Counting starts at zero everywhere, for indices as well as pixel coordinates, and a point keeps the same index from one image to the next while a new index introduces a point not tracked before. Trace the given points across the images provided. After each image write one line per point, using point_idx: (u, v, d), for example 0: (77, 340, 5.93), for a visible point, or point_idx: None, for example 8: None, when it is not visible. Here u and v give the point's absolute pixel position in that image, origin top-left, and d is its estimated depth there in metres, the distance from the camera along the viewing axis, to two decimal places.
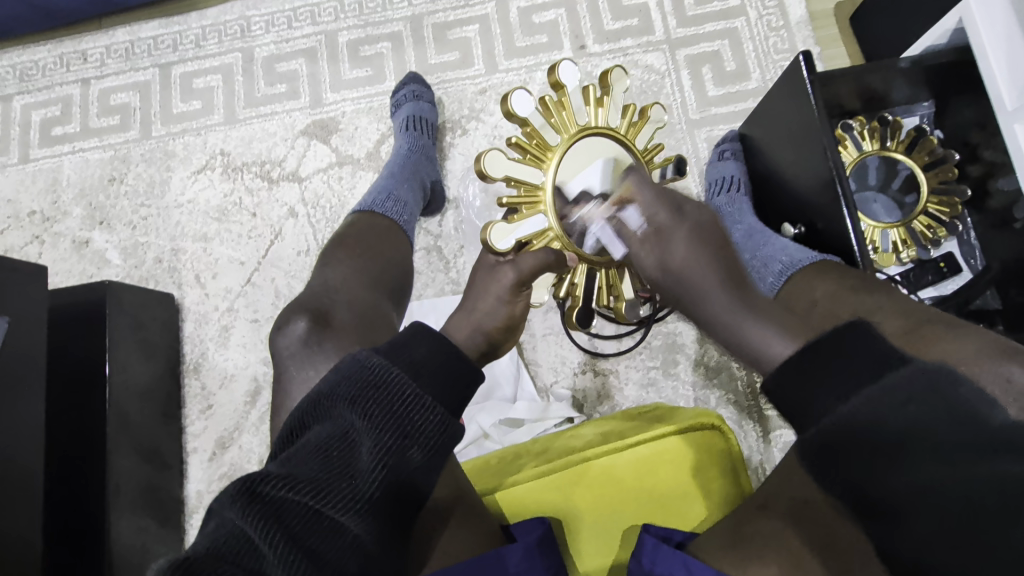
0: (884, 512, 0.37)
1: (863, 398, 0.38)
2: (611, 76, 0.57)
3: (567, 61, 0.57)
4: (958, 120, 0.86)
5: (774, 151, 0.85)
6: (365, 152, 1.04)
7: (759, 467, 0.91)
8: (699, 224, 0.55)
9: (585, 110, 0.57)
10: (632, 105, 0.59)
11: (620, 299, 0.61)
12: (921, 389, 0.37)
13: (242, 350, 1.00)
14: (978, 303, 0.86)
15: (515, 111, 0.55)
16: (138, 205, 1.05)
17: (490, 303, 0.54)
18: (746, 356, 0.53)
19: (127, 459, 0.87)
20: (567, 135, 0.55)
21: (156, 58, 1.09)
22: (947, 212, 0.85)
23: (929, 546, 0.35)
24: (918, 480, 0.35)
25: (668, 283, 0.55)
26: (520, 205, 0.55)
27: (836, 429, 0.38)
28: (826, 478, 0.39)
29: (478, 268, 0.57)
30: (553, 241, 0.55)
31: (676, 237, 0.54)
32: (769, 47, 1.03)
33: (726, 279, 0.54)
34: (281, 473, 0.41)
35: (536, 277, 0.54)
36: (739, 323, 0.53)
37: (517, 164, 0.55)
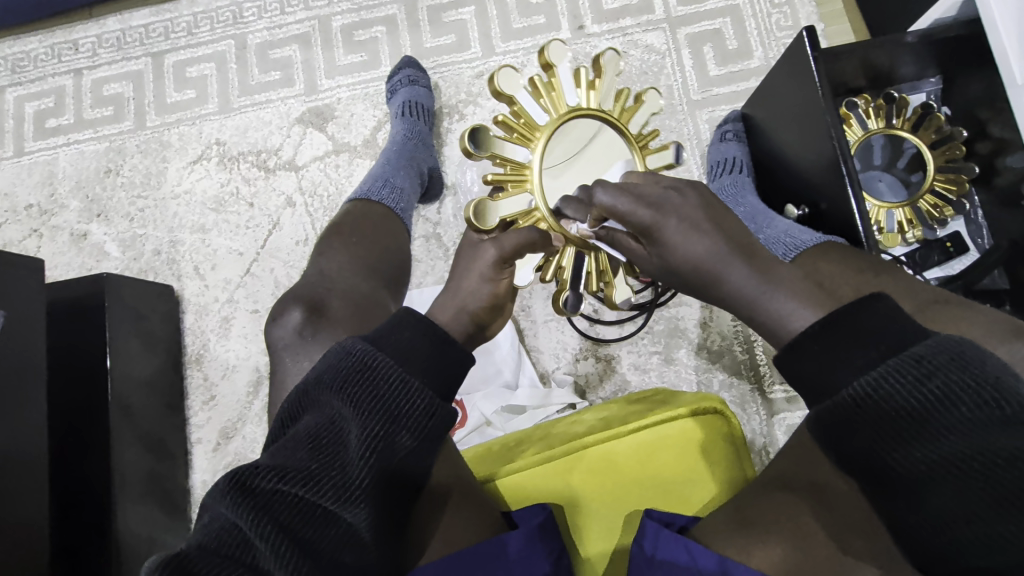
0: (897, 481, 0.38)
1: (885, 374, 0.37)
2: (603, 60, 0.56)
3: (557, 42, 0.56)
4: (965, 96, 0.84)
5: (777, 132, 0.84)
6: (361, 139, 1.03)
7: (762, 450, 0.90)
8: (686, 212, 0.49)
9: (576, 92, 0.56)
10: (625, 90, 0.58)
11: (610, 285, 0.59)
12: (946, 364, 0.35)
13: (244, 341, 0.99)
14: (985, 282, 0.85)
15: (504, 90, 0.54)
16: (135, 197, 1.04)
17: (473, 282, 0.52)
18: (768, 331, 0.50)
19: (131, 451, 0.87)
20: (556, 116, 0.55)
21: (148, 46, 1.08)
22: (954, 190, 0.83)
23: (946, 509, 0.36)
24: (939, 455, 0.35)
25: (676, 279, 0.52)
26: (505, 182, 0.55)
27: (853, 407, 0.38)
28: (841, 448, 0.40)
29: (463, 247, 0.55)
30: (539, 221, 0.55)
31: (670, 228, 0.49)
32: (772, 24, 1.00)
33: (737, 254, 0.49)
34: (270, 465, 0.41)
35: (521, 254, 0.52)
36: (778, 306, 0.48)
37: (506, 142, 0.54)
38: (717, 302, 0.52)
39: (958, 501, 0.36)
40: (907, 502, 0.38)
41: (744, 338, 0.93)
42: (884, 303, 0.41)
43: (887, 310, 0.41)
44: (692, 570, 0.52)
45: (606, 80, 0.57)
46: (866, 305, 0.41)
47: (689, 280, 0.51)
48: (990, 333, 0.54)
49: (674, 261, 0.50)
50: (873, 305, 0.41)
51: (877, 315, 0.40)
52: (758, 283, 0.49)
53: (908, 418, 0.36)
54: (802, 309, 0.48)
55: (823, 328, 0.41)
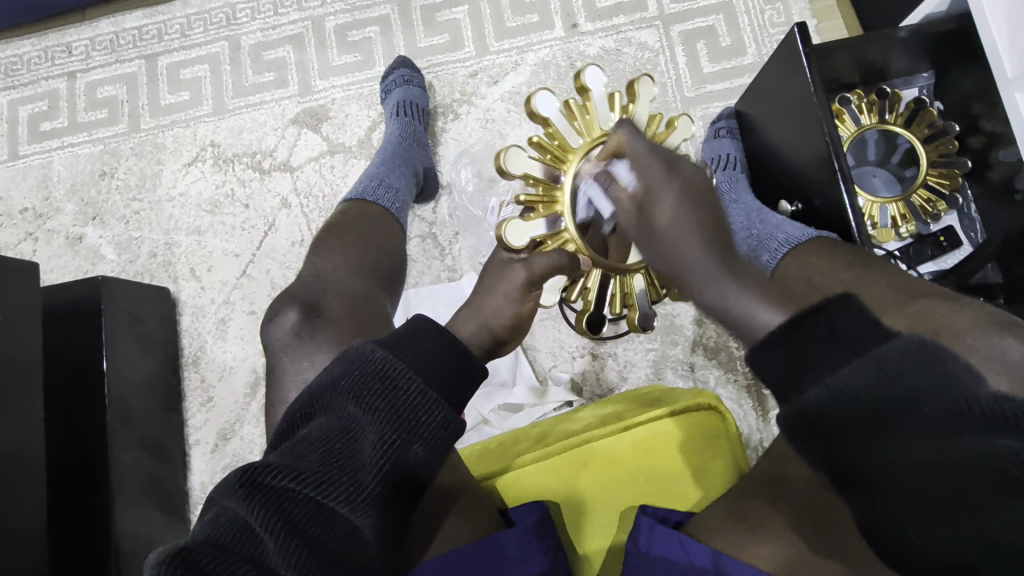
0: (865, 484, 0.37)
1: (850, 374, 0.37)
2: (639, 86, 0.54)
3: (593, 66, 0.53)
4: (957, 91, 0.84)
5: (769, 129, 0.84)
6: (356, 139, 1.03)
7: (759, 446, 0.91)
8: (689, 181, 0.51)
9: (609, 116, 0.54)
10: (660, 115, 0.56)
11: (633, 307, 0.60)
12: (908, 365, 0.35)
13: (240, 343, 0.99)
14: (978, 277, 0.85)
15: (539, 112, 0.53)
16: (130, 199, 1.04)
17: (498, 302, 0.54)
18: (734, 326, 0.50)
19: (129, 453, 0.87)
20: (590, 138, 0.52)
21: (141, 49, 1.08)
22: (948, 184, 0.84)
23: (911, 517, 0.35)
24: (900, 456, 0.35)
25: (653, 246, 0.51)
26: (537, 204, 0.53)
27: (817, 407, 0.38)
28: (810, 451, 0.40)
29: (491, 264, 0.57)
30: (567, 243, 0.54)
31: (664, 200, 0.50)
32: (765, 21, 1.00)
33: (714, 245, 0.50)
34: (284, 464, 0.41)
35: (548, 277, 0.54)
36: (731, 300, 0.49)
37: (537, 164, 0.53)
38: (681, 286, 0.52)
39: (923, 510, 0.35)
40: (875, 511, 0.38)
41: None
42: (857, 301, 0.41)
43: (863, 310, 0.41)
44: (686, 565, 0.53)
45: (640, 107, 0.55)
46: (836, 302, 0.41)
47: (663, 250, 0.51)
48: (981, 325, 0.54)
49: (658, 230, 0.50)
50: (845, 306, 0.41)
51: (851, 316, 0.40)
52: (728, 275, 0.50)
53: (869, 417, 0.36)
54: (766, 307, 0.48)
55: (789, 327, 0.42)
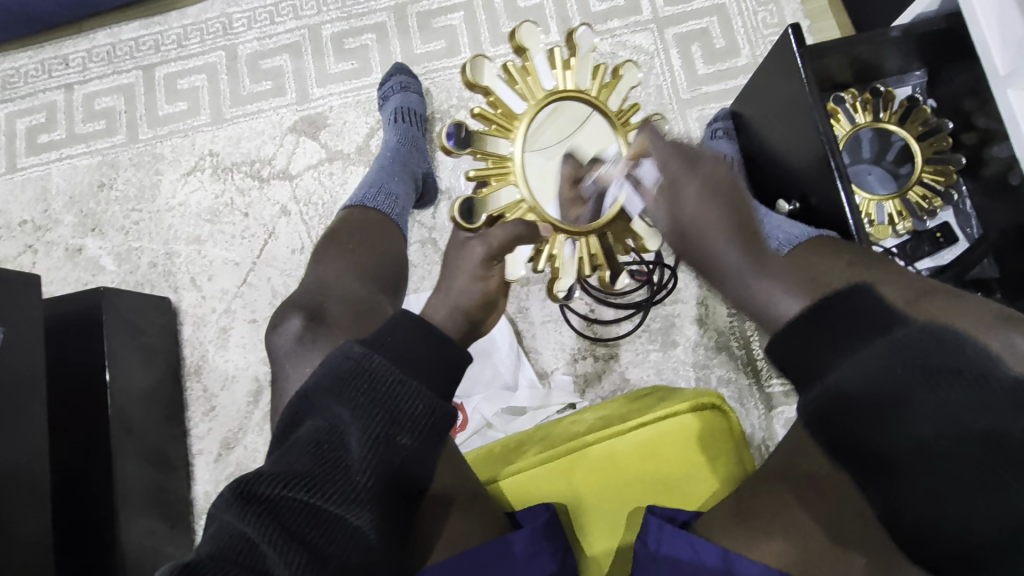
0: (885, 470, 0.38)
1: (869, 358, 0.39)
2: (577, 37, 0.52)
3: (528, 23, 0.51)
4: (950, 88, 0.85)
5: (764, 128, 0.85)
6: (355, 146, 1.03)
7: (761, 444, 0.91)
8: (711, 182, 0.61)
9: (551, 73, 0.52)
10: (603, 65, 0.54)
11: (604, 268, 0.54)
12: (926, 345, 0.37)
13: (242, 351, 0.99)
14: (976, 271, 0.86)
15: (477, 81, 0.50)
16: (130, 210, 1.04)
17: (464, 281, 0.55)
18: (755, 310, 0.60)
19: (132, 464, 0.87)
20: (534, 101, 0.50)
21: (138, 60, 1.08)
22: (942, 181, 0.85)
23: (926, 500, 0.36)
24: (914, 441, 0.36)
25: (678, 237, 0.59)
26: (490, 177, 0.50)
27: (838, 388, 0.40)
28: (828, 438, 0.41)
29: (450, 245, 0.57)
30: (527, 213, 0.51)
31: (689, 187, 0.59)
32: (759, 22, 1.01)
33: (736, 234, 0.61)
34: (275, 472, 0.41)
35: (510, 249, 0.53)
36: (753, 285, 0.60)
37: (484, 135, 0.50)
38: (708, 278, 0.63)
39: (942, 490, 0.35)
40: (892, 495, 0.38)
41: (740, 333, 0.94)
42: (873, 288, 0.45)
43: (876, 297, 0.44)
44: (695, 564, 0.53)
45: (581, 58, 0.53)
46: (854, 289, 0.45)
47: (692, 243, 0.60)
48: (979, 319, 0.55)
49: (684, 218, 0.59)
50: (863, 292, 0.44)
51: (870, 300, 0.43)
52: (749, 264, 0.60)
53: (884, 400, 0.37)
54: (789, 296, 0.58)
55: (810, 312, 0.45)
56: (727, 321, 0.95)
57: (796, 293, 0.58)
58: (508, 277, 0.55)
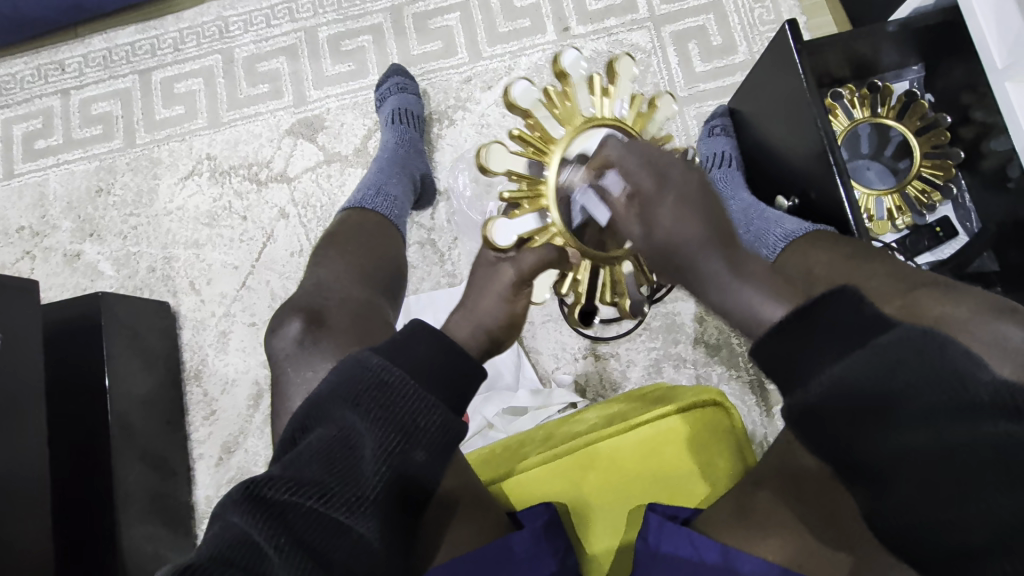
0: (869, 474, 0.37)
1: (850, 363, 0.37)
2: (618, 64, 0.52)
3: (569, 48, 0.51)
4: (947, 82, 0.85)
5: (762, 125, 0.85)
6: (352, 148, 1.03)
7: (764, 442, 0.91)
8: (683, 190, 0.51)
9: (590, 99, 0.51)
10: (640, 95, 0.53)
11: (626, 295, 0.54)
12: (906, 353, 0.36)
13: (242, 355, 0.99)
14: (975, 266, 0.86)
15: (517, 102, 0.49)
16: (128, 215, 1.04)
17: (491, 301, 0.54)
18: (738, 321, 0.52)
19: (133, 469, 0.87)
20: (572, 127, 0.49)
21: (134, 64, 1.08)
22: (941, 175, 0.84)
23: (912, 505, 0.36)
24: (898, 446, 0.35)
25: (653, 255, 0.51)
26: (521, 200, 0.49)
27: (820, 397, 0.38)
28: (812, 439, 0.40)
29: (478, 263, 0.56)
30: (554, 238, 0.50)
31: (664, 204, 0.50)
32: (755, 19, 1.01)
33: (716, 243, 0.51)
34: (283, 477, 0.41)
35: (537, 274, 0.52)
36: (737, 296, 0.51)
37: (519, 158, 0.49)
38: (692, 292, 0.54)
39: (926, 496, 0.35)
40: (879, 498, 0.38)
41: None
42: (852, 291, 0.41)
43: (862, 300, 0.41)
44: (694, 562, 0.53)
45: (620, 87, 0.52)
46: (839, 292, 0.41)
47: (667, 261, 0.52)
48: (979, 312, 0.55)
49: (658, 236, 0.50)
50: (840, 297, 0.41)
51: (847, 306, 0.41)
52: (729, 273, 0.52)
53: (870, 406, 0.36)
54: (768, 302, 0.50)
55: (796, 317, 0.42)
56: None
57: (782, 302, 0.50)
58: (532, 301, 0.55)
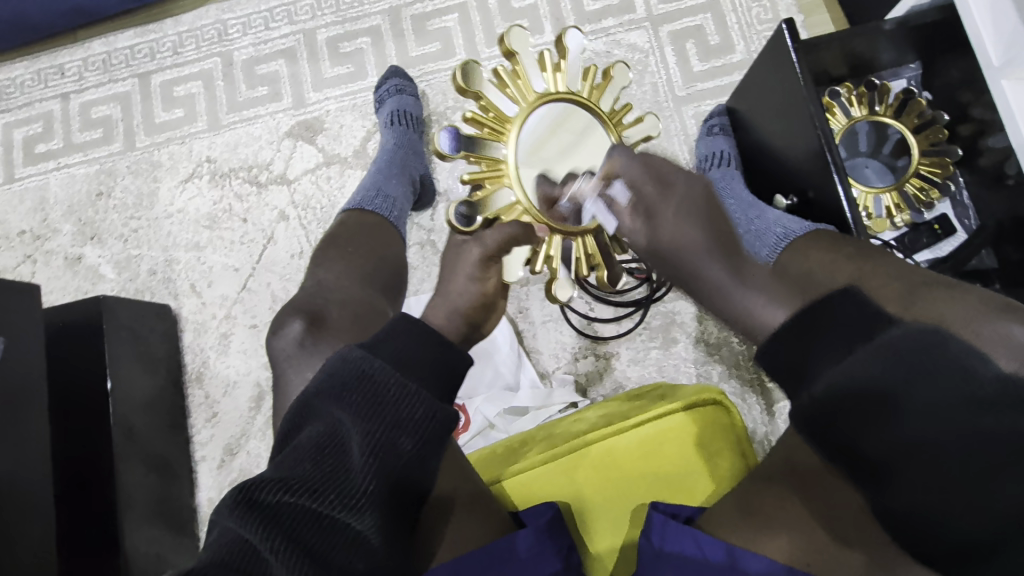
0: (878, 467, 0.38)
1: (864, 359, 0.38)
2: (566, 40, 0.53)
3: (518, 27, 0.52)
4: (945, 80, 0.85)
5: (760, 123, 0.85)
6: (352, 150, 1.03)
7: (764, 440, 0.91)
8: (687, 199, 0.57)
9: (541, 76, 0.52)
10: (591, 68, 0.55)
11: (600, 268, 0.57)
12: (917, 346, 0.36)
13: (243, 357, 0.99)
14: (973, 263, 0.86)
15: (469, 86, 0.50)
16: (128, 218, 1.05)
17: (462, 283, 0.54)
18: (744, 325, 0.58)
19: (136, 471, 0.87)
20: (527, 104, 0.51)
21: (134, 67, 1.08)
22: (939, 173, 0.84)
23: (920, 496, 0.36)
24: (908, 440, 0.36)
25: (658, 259, 0.58)
26: (483, 181, 0.51)
27: (827, 400, 0.39)
28: (823, 438, 0.41)
29: (447, 249, 0.56)
30: (522, 215, 0.52)
31: (666, 211, 0.56)
32: (753, 18, 1.01)
33: (716, 248, 0.58)
34: (276, 478, 0.41)
35: (505, 251, 0.53)
36: (739, 300, 0.57)
37: (476, 139, 0.50)
38: (691, 292, 0.60)
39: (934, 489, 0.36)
40: (890, 494, 0.38)
41: None
42: (858, 290, 0.45)
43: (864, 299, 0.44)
44: (699, 560, 0.53)
45: (571, 61, 0.54)
46: (845, 294, 0.45)
47: (673, 265, 0.58)
48: (977, 309, 0.55)
49: (662, 241, 0.56)
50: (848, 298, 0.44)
51: (851, 303, 0.44)
52: (732, 278, 0.58)
53: (880, 399, 0.36)
54: (772, 305, 0.55)
55: (795, 324, 0.45)
56: None
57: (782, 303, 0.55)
58: (504, 280, 0.55)
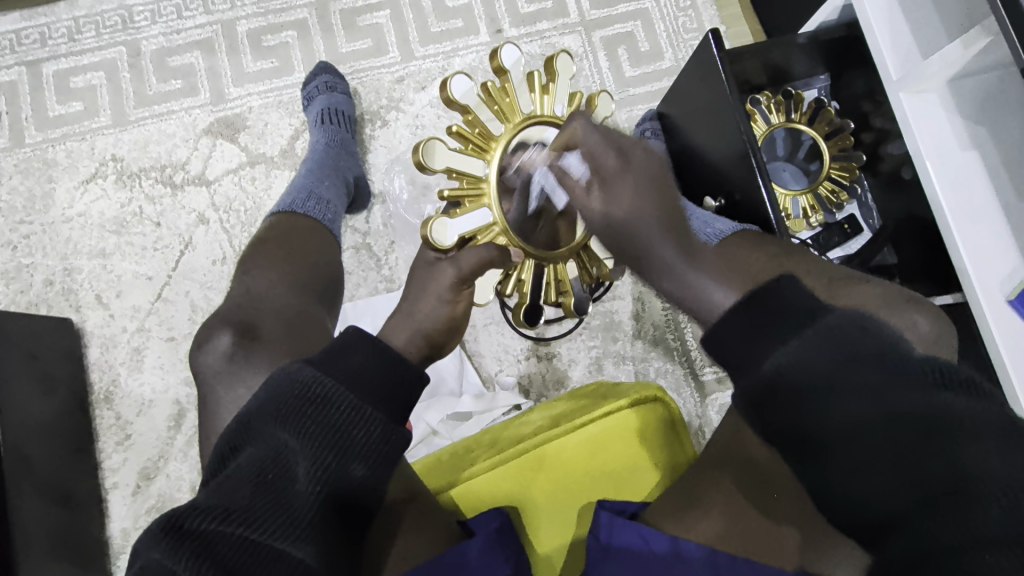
0: (812, 446, 0.38)
1: (801, 348, 0.39)
2: (556, 64, 0.55)
3: (509, 47, 0.55)
4: (850, 91, 0.93)
5: (688, 128, 0.89)
6: (278, 149, 0.98)
7: (699, 431, 0.95)
8: (644, 170, 0.51)
9: (529, 98, 0.54)
10: (578, 93, 0.56)
11: (568, 294, 0.59)
12: (849, 334, 0.38)
13: (160, 373, 0.91)
14: (878, 259, 0.93)
15: (457, 99, 0.53)
16: (17, 223, 0.93)
17: (430, 304, 0.54)
18: (690, 308, 0.52)
19: (35, 505, 0.78)
20: (511, 124, 0.53)
21: (20, 54, 0.97)
22: (847, 176, 0.92)
23: (856, 479, 0.37)
24: (843, 418, 0.37)
25: (611, 235, 0.52)
26: (463, 198, 0.53)
27: (770, 380, 0.39)
28: (760, 418, 0.41)
29: (418, 265, 0.56)
30: (498, 236, 0.53)
31: (623, 185, 0.50)
32: (679, 27, 1.06)
33: (671, 228, 0.52)
34: (210, 505, 0.38)
35: (478, 273, 0.53)
36: (688, 278, 0.51)
37: (459, 155, 0.53)
38: (641, 273, 0.53)
39: (868, 468, 0.36)
40: (821, 474, 0.38)
41: (676, 325, 0.98)
42: (797, 279, 0.44)
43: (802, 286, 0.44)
44: (645, 552, 0.54)
45: (559, 85, 0.55)
46: (778, 281, 0.44)
47: (625, 243, 0.52)
48: (889, 303, 0.60)
49: (616, 217, 0.50)
50: (788, 283, 0.44)
51: (796, 291, 0.43)
52: (683, 259, 0.52)
53: (815, 380, 0.38)
54: (719, 287, 0.51)
55: (743, 305, 0.44)
56: (663, 315, 0.98)
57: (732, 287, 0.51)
58: (474, 302, 0.58)
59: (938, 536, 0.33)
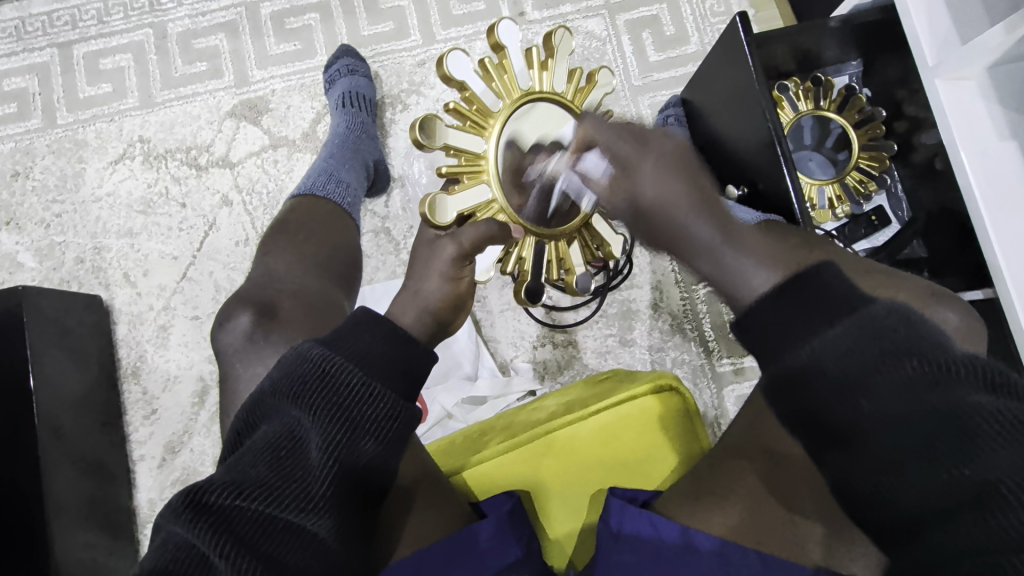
0: (841, 440, 0.38)
1: (840, 337, 0.38)
2: (556, 38, 0.53)
3: (505, 23, 0.53)
4: (883, 77, 0.90)
5: (714, 114, 0.87)
6: (300, 132, 0.99)
7: (715, 423, 0.94)
8: (663, 154, 0.54)
9: (528, 74, 0.53)
10: (578, 69, 0.55)
11: (571, 272, 0.58)
12: (892, 325, 0.37)
13: (185, 350, 0.94)
14: (906, 251, 0.91)
15: (453, 75, 0.51)
16: (50, 201, 0.96)
17: (435, 282, 0.53)
18: (729, 291, 0.51)
19: (66, 474, 0.81)
20: (510, 100, 0.51)
21: (52, 36, 0.99)
22: (876, 167, 0.89)
23: (885, 477, 0.36)
24: (879, 413, 0.36)
25: (648, 221, 0.53)
26: (461, 175, 0.51)
27: (804, 369, 0.38)
28: (794, 411, 0.40)
29: (420, 242, 0.55)
30: (498, 213, 0.52)
31: (643, 164, 0.53)
32: (707, 10, 1.03)
33: (705, 208, 0.53)
34: (226, 481, 0.39)
35: (479, 249, 0.52)
36: (729, 261, 0.50)
37: (457, 131, 0.51)
38: (684, 259, 0.54)
39: (895, 464, 0.36)
40: (848, 468, 0.38)
41: (694, 316, 0.97)
42: (837, 266, 0.43)
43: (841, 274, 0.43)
44: (657, 541, 0.54)
45: (559, 60, 0.54)
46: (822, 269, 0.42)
47: (659, 227, 0.53)
48: (920, 298, 0.57)
49: (645, 200, 0.52)
50: (828, 273, 0.42)
51: (838, 280, 0.42)
52: (721, 236, 0.52)
53: (852, 372, 0.37)
54: (762, 270, 0.49)
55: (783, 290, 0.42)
56: (681, 305, 0.97)
57: (772, 267, 0.49)
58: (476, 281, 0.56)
59: (960, 535, 0.33)
